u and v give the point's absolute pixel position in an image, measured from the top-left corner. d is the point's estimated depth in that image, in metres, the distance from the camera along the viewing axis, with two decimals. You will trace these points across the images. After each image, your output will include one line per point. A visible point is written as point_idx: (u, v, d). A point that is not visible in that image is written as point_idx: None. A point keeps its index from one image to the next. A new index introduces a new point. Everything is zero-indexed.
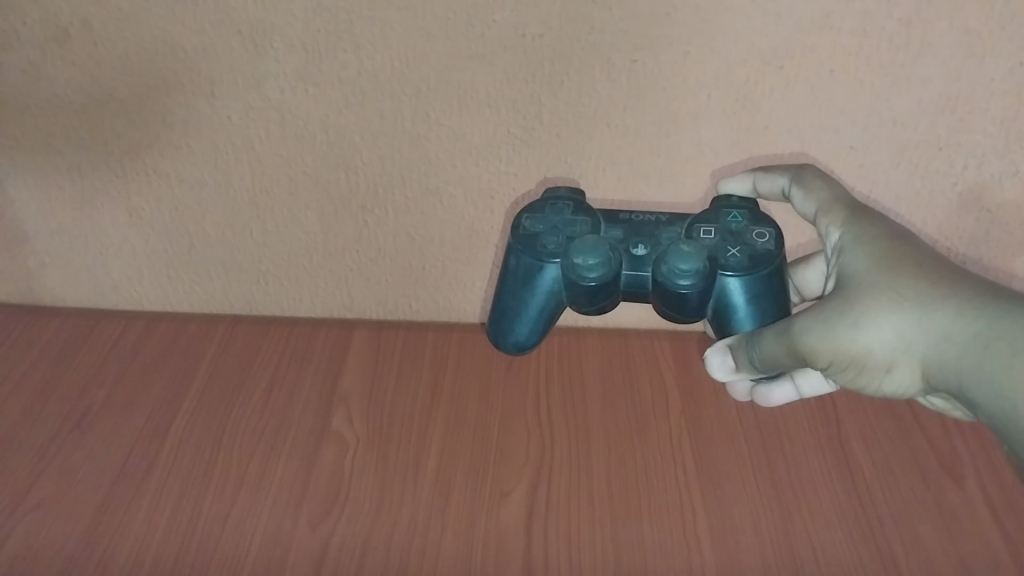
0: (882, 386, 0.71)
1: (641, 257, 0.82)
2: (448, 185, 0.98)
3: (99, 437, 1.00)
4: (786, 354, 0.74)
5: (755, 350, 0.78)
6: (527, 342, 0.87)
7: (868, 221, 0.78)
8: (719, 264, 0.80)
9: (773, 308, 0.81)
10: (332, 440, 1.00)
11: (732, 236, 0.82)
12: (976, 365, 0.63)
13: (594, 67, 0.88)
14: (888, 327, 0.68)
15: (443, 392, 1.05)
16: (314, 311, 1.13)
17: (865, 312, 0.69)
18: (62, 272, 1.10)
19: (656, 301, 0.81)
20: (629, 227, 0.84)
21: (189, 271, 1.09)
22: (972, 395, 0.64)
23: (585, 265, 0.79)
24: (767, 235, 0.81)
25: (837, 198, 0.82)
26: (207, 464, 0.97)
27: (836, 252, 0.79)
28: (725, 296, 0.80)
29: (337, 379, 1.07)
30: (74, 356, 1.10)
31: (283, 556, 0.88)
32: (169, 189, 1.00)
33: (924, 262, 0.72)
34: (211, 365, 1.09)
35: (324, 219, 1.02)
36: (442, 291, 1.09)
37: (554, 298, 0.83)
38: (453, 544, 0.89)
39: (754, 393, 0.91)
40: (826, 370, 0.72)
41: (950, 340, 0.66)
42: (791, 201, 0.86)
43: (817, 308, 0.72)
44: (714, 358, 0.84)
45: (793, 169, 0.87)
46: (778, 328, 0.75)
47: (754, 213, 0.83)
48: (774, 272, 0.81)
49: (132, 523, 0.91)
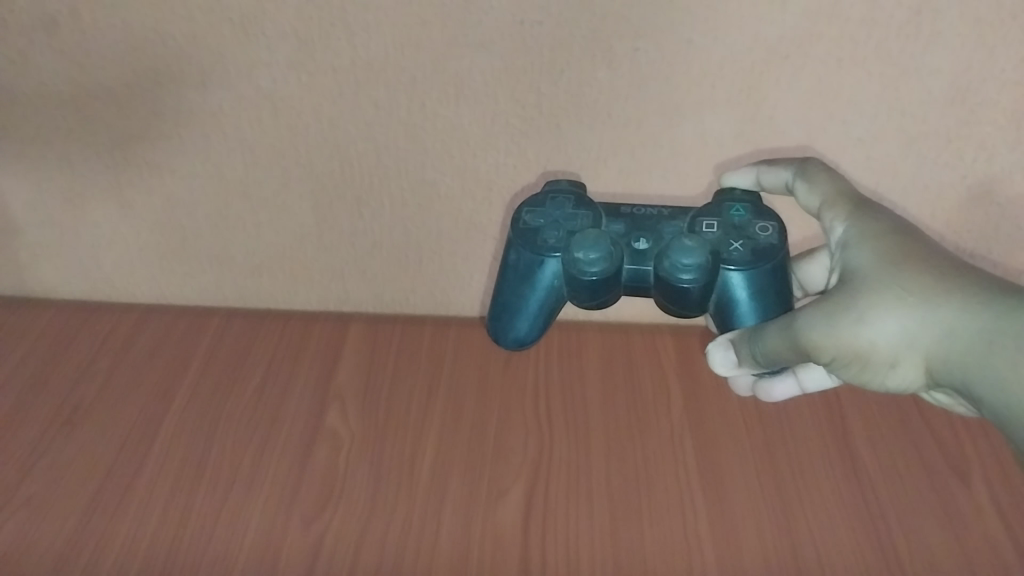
0: (886, 381, 0.64)
1: (644, 251, 0.73)
2: (446, 177, 0.96)
3: (90, 432, 0.98)
4: (787, 350, 0.67)
5: (757, 345, 0.69)
6: (528, 337, 0.79)
7: (873, 213, 0.70)
8: (723, 258, 0.72)
9: (777, 304, 0.73)
10: (326, 436, 0.98)
11: (735, 230, 0.73)
12: (983, 359, 0.58)
13: (594, 55, 0.85)
14: (893, 320, 0.61)
15: (440, 387, 1.03)
16: (310, 305, 1.11)
17: (869, 306, 0.62)
18: (54, 265, 1.08)
19: (659, 297, 0.73)
20: (632, 221, 0.75)
21: (182, 264, 1.07)
22: (976, 391, 0.59)
23: (586, 259, 0.71)
24: (770, 228, 0.73)
25: (841, 188, 0.74)
26: (199, 461, 0.95)
27: (841, 249, 0.71)
28: (728, 290, 0.72)
29: (332, 374, 1.05)
30: (66, 349, 1.08)
31: (274, 555, 0.86)
32: (161, 180, 0.98)
33: (933, 250, 0.65)
34: (205, 359, 1.07)
35: (318, 211, 1.00)
36: (439, 285, 1.07)
37: (554, 294, 0.75)
38: (448, 544, 0.87)
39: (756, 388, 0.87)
40: (829, 366, 0.65)
41: (956, 334, 0.59)
42: (795, 195, 0.78)
43: (821, 302, 0.65)
44: (715, 353, 0.74)
45: (798, 162, 0.78)
46: (780, 321, 0.67)
47: (758, 206, 0.75)
48: (777, 267, 0.72)
49: (122, 520, 0.89)
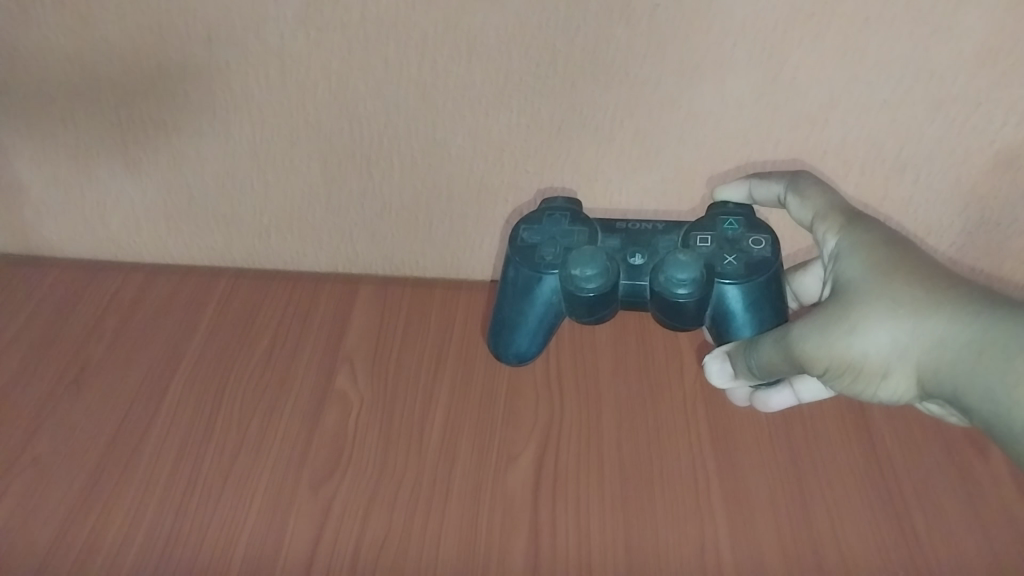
0: (879, 390, 0.72)
1: (639, 265, 0.88)
2: (457, 137, 0.93)
3: (98, 392, 0.98)
4: (783, 360, 0.77)
5: (751, 359, 0.81)
6: (528, 352, 0.94)
7: (863, 228, 0.80)
8: (716, 271, 0.85)
9: (771, 314, 0.86)
10: (335, 399, 0.97)
11: (729, 243, 0.87)
12: (971, 371, 0.65)
13: (613, 12, 0.82)
14: (884, 333, 0.70)
15: (450, 351, 1.02)
16: (318, 266, 1.09)
17: (864, 320, 0.71)
18: (60, 223, 1.07)
19: (655, 309, 0.88)
20: (627, 236, 0.90)
21: (190, 224, 1.06)
22: (966, 399, 0.66)
23: (583, 275, 0.85)
24: (763, 242, 0.86)
25: (831, 202, 0.84)
26: (207, 421, 0.95)
27: (833, 259, 0.81)
28: (722, 302, 0.86)
29: (341, 336, 1.04)
30: (73, 307, 1.07)
31: (284, 516, 0.86)
32: (166, 138, 0.96)
33: (922, 263, 0.74)
34: (213, 319, 1.06)
35: (327, 171, 0.98)
36: (449, 247, 1.06)
37: (552, 307, 0.90)
38: (459, 508, 0.86)
39: (754, 399, 0.93)
40: (823, 376, 0.74)
41: (945, 346, 0.67)
42: (787, 207, 0.88)
43: (815, 316, 0.74)
44: (711, 365, 0.87)
45: (789, 176, 0.88)
46: (774, 335, 0.78)
47: (750, 221, 0.88)
48: (770, 278, 0.86)
49: (131, 480, 0.89)
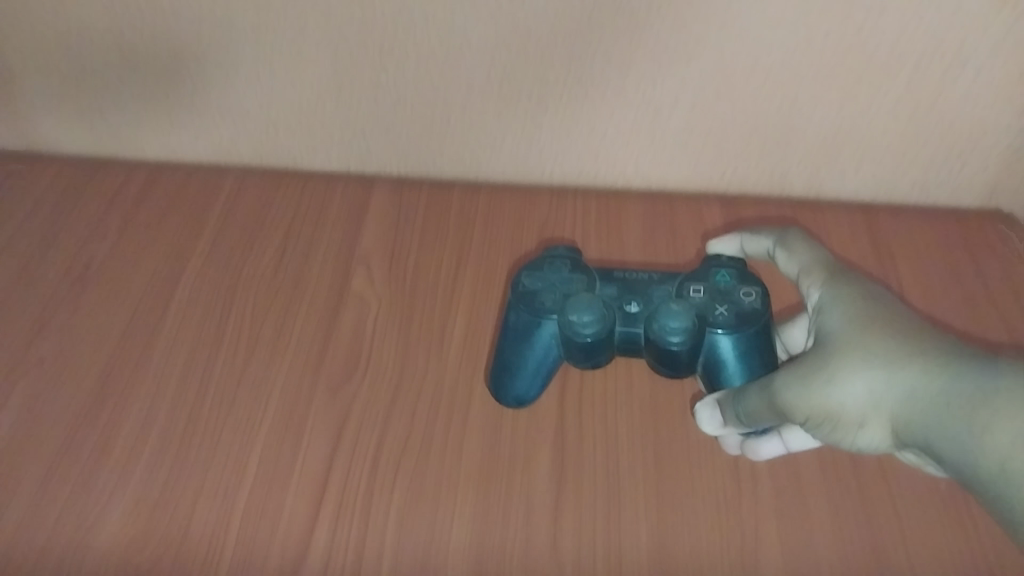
0: (857, 442, 0.63)
1: (635, 314, 0.80)
2: (477, 23, 0.86)
3: (102, 291, 0.93)
4: (767, 410, 0.69)
5: (739, 407, 0.72)
6: (528, 395, 0.81)
7: (845, 280, 0.72)
8: (707, 321, 0.77)
9: (764, 364, 0.77)
10: (348, 303, 0.91)
11: (721, 295, 0.79)
12: (941, 424, 0.57)
13: None
14: (859, 383, 0.61)
15: (470, 256, 0.96)
16: (330, 164, 1.03)
17: (839, 369, 0.62)
18: (58, 114, 1.01)
19: (650, 358, 0.80)
20: (624, 284, 0.82)
21: (193, 116, 0.99)
22: (936, 452, 0.57)
23: (580, 321, 0.78)
24: (753, 294, 0.79)
25: (816, 258, 0.77)
26: (215, 324, 0.90)
27: (813, 313, 0.73)
28: (713, 352, 0.77)
29: (354, 238, 0.98)
30: (74, 203, 1.02)
31: (294, 422, 0.81)
32: (164, 22, 0.89)
33: (908, 320, 0.65)
34: (220, 218, 1.00)
35: (337, 61, 0.90)
36: (469, 146, 0.99)
37: (552, 354, 0.81)
38: (480, 418, 0.81)
39: (743, 448, 0.77)
40: (804, 425, 0.66)
41: (915, 397, 0.59)
42: (776, 263, 0.83)
43: (797, 363, 0.66)
44: (700, 412, 0.77)
45: (778, 231, 0.83)
46: (760, 383, 0.70)
47: (742, 273, 0.81)
48: (760, 329, 0.77)
49: (135, 383, 0.84)
